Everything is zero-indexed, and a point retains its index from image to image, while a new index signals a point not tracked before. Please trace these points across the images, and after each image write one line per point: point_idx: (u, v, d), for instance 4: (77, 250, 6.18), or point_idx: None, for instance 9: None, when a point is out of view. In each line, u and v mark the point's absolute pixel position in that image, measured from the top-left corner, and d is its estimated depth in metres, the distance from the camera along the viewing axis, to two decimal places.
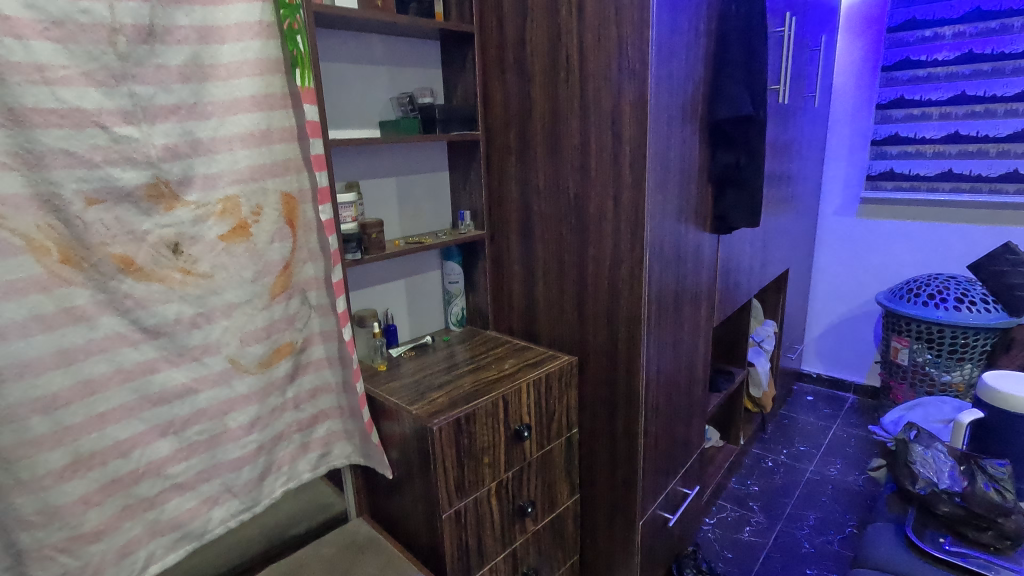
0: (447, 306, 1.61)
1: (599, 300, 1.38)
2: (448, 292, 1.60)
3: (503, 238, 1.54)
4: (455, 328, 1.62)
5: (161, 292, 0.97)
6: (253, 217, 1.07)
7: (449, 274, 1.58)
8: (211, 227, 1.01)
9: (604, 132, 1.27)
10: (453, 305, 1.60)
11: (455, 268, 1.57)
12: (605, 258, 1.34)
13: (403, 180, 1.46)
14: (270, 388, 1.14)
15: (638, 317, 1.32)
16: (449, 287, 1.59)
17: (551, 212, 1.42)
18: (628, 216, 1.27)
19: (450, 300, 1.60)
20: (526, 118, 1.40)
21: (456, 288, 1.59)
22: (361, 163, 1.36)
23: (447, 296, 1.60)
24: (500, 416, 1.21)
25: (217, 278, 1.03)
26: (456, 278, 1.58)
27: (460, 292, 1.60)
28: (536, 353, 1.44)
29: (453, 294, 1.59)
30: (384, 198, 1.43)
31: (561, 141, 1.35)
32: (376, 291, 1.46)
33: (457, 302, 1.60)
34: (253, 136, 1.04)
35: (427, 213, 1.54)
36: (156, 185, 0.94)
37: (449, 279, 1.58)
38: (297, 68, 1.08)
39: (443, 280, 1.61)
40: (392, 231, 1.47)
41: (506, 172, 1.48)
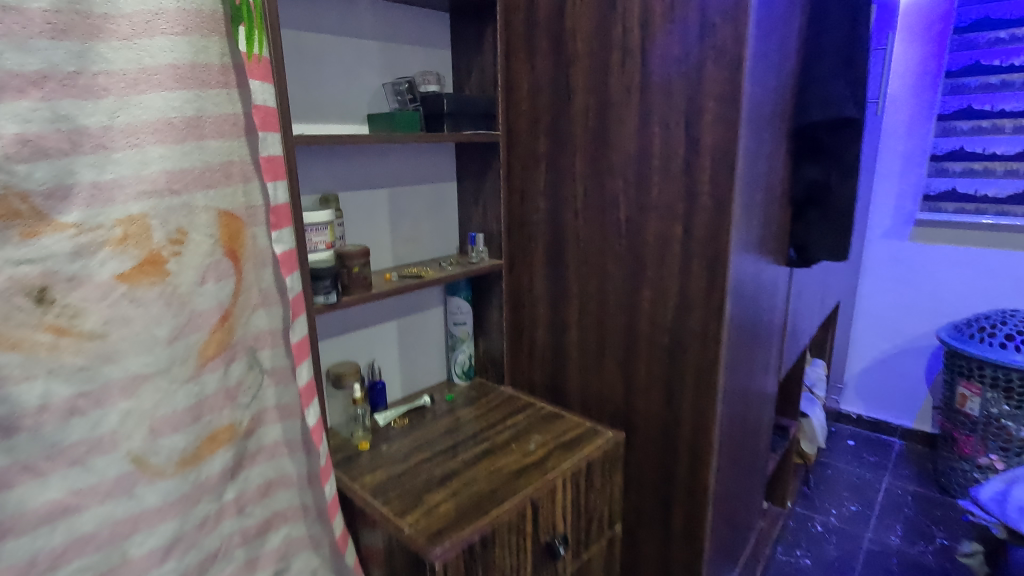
0: (451, 353, 1.26)
1: (656, 359, 1.04)
2: (453, 335, 1.24)
3: (524, 270, 1.20)
4: (459, 382, 1.27)
5: (14, 368, 0.60)
6: (173, 247, 0.71)
7: (453, 313, 1.23)
8: (102, 263, 0.65)
9: (673, 136, 0.93)
10: (460, 353, 1.25)
11: (462, 306, 1.22)
12: (669, 305, 1.00)
13: (397, 192, 1.12)
14: (198, 493, 0.77)
15: (712, 387, 0.97)
16: (454, 329, 1.24)
17: (591, 240, 1.08)
18: (706, 251, 0.93)
19: (456, 347, 1.25)
20: (563, 115, 1.06)
21: (463, 331, 1.24)
22: (341, 171, 1.02)
23: (452, 341, 1.25)
24: (527, 530, 0.86)
25: (112, 339, 0.67)
26: (464, 317, 1.23)
27: (468, 336, 1.25)
28: (569, 425, 1.08)
29: (459, 339, 1.24)
30: (371, 217, 1.08)
31: (611, 146, 1.01)
32: (359, 338, 1.11)
33: (464, 349, 1.25)
34: (173, 127, 0.69)
35: (427, 237, 1.19)
36: (4, 195, 0.58)
37: (455, 320, 1.23)
38: (241, 25, 0.75)
39: (446, 320, 1.26)
40: (382, 258, 1.12)
41: (530, 186, 1.14)
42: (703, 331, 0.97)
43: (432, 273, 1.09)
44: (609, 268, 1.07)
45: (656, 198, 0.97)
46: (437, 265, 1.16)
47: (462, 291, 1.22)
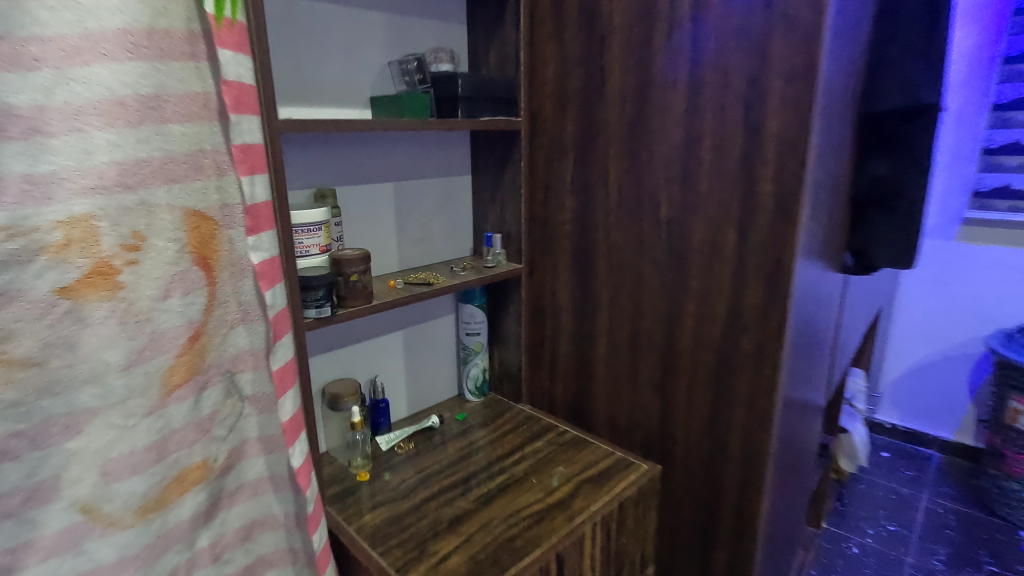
0: (464, 366, 1.13)
1: (699, 381, 0.90)
2: (465, 346, 1.12)
3: (546, 275, 1.06)
4: (472, 398, 1.14)
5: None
6: (128, 254, 0.58)
7: (465, 322, 1.10)
8: (38, 271, 0.52)
9: (730, 123, 0.78)
10: (473, 366, 1.12)
11: (475, 314, 1.09)
12: (718, 319, 0.86)
13: (405, 186, 0.99)
14: (165, 544, 0.65)
15: (768, 416, 0.83)
16: (466, 340, 1.11)
17: (625, 243, 0.94)
18: (764, 260, 0.79)
19: (469, 360, 1.12)
20: (595, 99, 0.92)
21: (477, 342, 1.11)
22: (339, 162, 0.89)
23: (465, 353, 1.12)
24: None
25: (53, 367, 0.54)
26: (478, 327, 1.10)
27: (482, 347, 1.12)
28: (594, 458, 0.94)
29: (472, 350, 1.11)
30: (374, 215, 0.95)
31: (652, 135, 0.86)
32: (360, 351, 0.98)
33: (478, 362, 1.12)
34: (127, 108, 0.56)
35: (437, 237, 1.06)
36: None
37: (467, 329, 1.10)
38: None
39: (458, 329, 1.13)
40: (387, 261, 0.99)
41: (555, 180, 1.00)
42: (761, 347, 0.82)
43: (443, 279, 0.96)
44: (648, 276, 0.92)
45: (707, 196, 0.83)
46: (447, 268, 1.03)
47: (476, 297, 1.08)
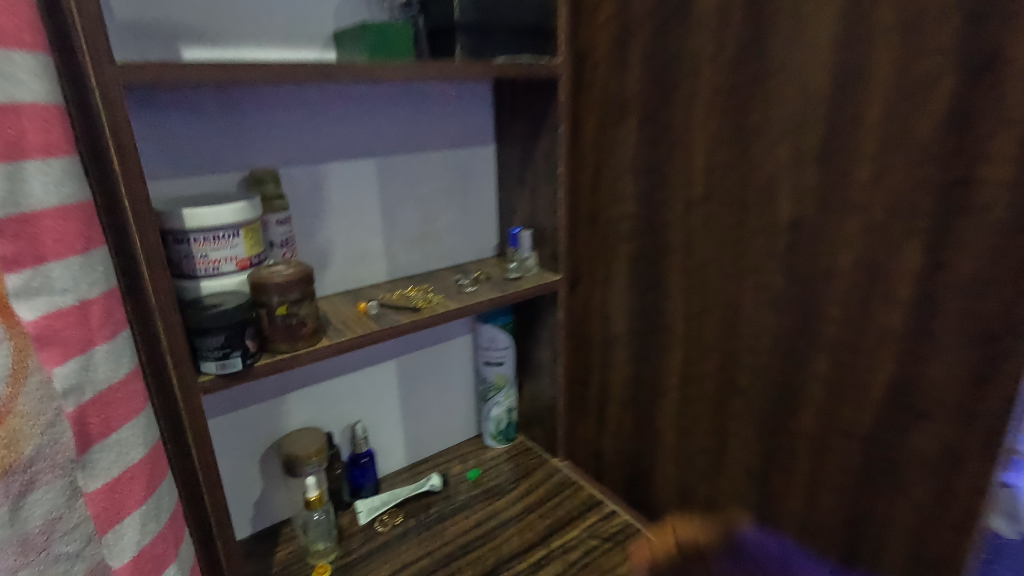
0: (483, 405, 0.85)
1: (824, 487, 0.54)
2: (485, 380, 0.84)
3: (596, 293, 0.74)
4: (495, 444, 0.87)
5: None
6: None
7: (484, 348, 0.82)
8: None
9: (931, 51, 0.41)
10: (495, 406, 0.84)
11: (498, 339, 0.81)
12: (868, 400, 0.50)
13: (396, 163, 0.70)
14: None
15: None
16: (486, 371, 0.83)
17: (716, 259, 0.59)
18: (982, 311, 0.41)
19: (489, 398, 0.84)
20: (672, 25, 0.57)
21: (501, 375, 0.83)
22: (280, 133, 0.61)
23: (485, 389, 0.84)
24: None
25: None
26: (501, 355, 0.82)
27: (508, 383, 0.84)
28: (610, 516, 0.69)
29: (493, 385, 0.83)
30: (349, 208, 0.67)
31: (768, 81, 0.51)
32: (336, 390, 0.73)
33: (502, 401, 0.84)
34: None
35: (445, 235, 0.77)
36: None
37: (487, 359, 0.82)
38: None
39: (476, 355, 0.85)
40: (374, 269, 0.71)
41: (609, 157, 0.67)
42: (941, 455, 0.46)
43: (442, 298, 0.67)
44: (754, 315, 0.57)
45: (873, 189, 0.46)
46: (455, 278, 0.73)
47: (501, 319, 0.80)
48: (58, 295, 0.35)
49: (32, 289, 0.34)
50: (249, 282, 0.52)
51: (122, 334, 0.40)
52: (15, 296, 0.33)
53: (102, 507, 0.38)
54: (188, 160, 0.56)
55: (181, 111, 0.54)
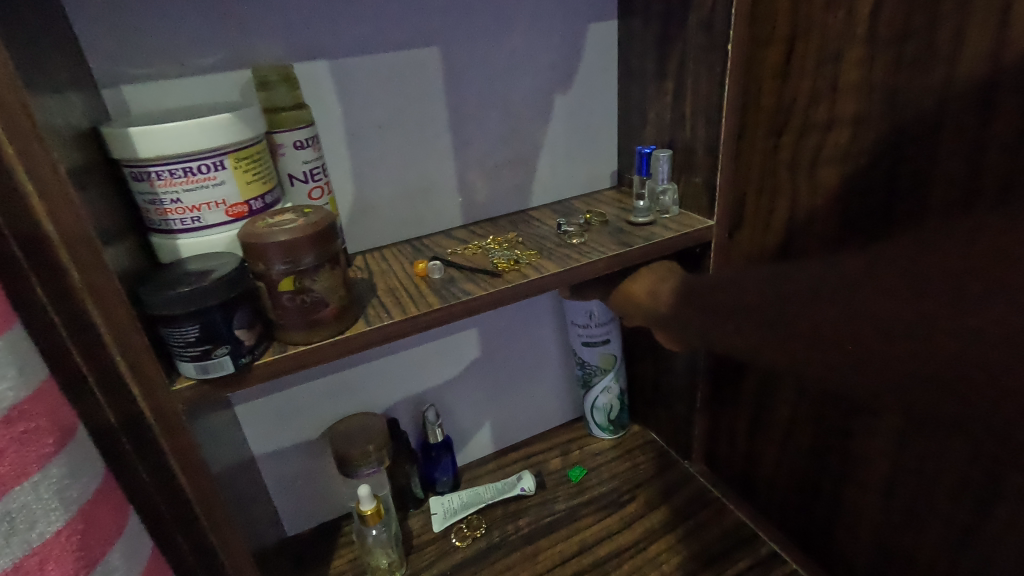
0: (588, 393, 0.65)
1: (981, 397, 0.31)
2: (588, 365, 0.63)
3: (771, 244, 0.48)
4: (606, 434, 0.67)
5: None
6: None
7: (578, 325, 0.61)
8: None
9: None
10: (606, 394, 0.65)
11: (598, 314, 0.60)
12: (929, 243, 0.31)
13: (472, 50, 0.47)
14: None
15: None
16: (587, 353, 0.62)
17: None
18: None
19: (595, 385, 0.64)
20: None
21: (608, 358, 0.62)
22: (291, 8, 0.41)
23: (587, 374, 0.64)
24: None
25: None
26: (602, 333, 0.61)
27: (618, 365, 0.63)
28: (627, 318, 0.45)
29: (599, 371, 0.63)
30: (402, 122, 0.47)
31: None
32: (401, 365, 0.57)
33: (613, 387, 0.64)
34: None
35: (542, 157, 0.55)
36: None
37: (584, 338, 0.61)
38: None
39: (566, 329, 0.64)
40: (443, 208, 0.52)
41: (819, 21, 0.39)
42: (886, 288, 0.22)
43: (533, 255, 0.45)
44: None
45: None
46: (554, 223, 0.52)
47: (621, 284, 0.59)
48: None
49: None
50: (241, 241, 0.34)
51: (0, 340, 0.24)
52: None
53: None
54: (169, 50, 0.38)
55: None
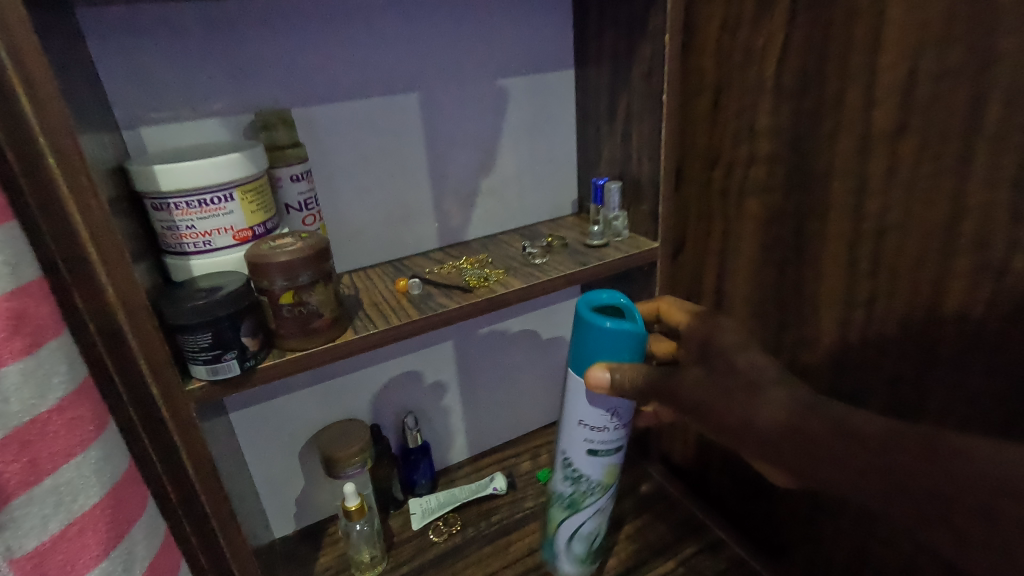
0: (567, 536, 0.53)
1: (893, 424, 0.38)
2: (591, 481, 0.50)
3: (709, 262, 0.55)
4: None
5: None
6: None
7: (594, 430, 0.47)
8: None
9: None
10: (590, 539, 0.53)
11: (623, 411, 0.47)
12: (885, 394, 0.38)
13: (447, 95, 0.54)
14: None
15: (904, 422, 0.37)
16: (591, 464, 0.49)
17: (949, 404, 0.38)
18: None
19: (586, 530, 0.52)
20: None
21: (613, 471, 0.50)
22: (289, 61, 0.47)
23: (578, 513, 0.51)
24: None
25: None
26: (616, 438, 0.48)
27: (614, 489, 0.52)
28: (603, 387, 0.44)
29: (598, 500, 0.51)
30: (386, 157, 0.53)
31: None
32: (383, 375, 0.62)
33: (603, 527, 0.54)
34: None
35: (510, 187, 0.61)
36: None
37: (599, 445, 0.48)
38: None
39: (562, 428, 0.50)
40: (421, 233, 0.58)
41: (738, 78, 0.47)
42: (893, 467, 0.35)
43: (501, 275, 0.52)
44: (971, 317, 0.36)
45: None
46: (521, 246, 0.58)
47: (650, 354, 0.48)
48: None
49: None
50: (250, 258, 0.39)
51: (55, 342, 0.29)
52: None
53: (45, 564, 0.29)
54: (182, 99, 0.44)
55: (157, 37, 0.42)
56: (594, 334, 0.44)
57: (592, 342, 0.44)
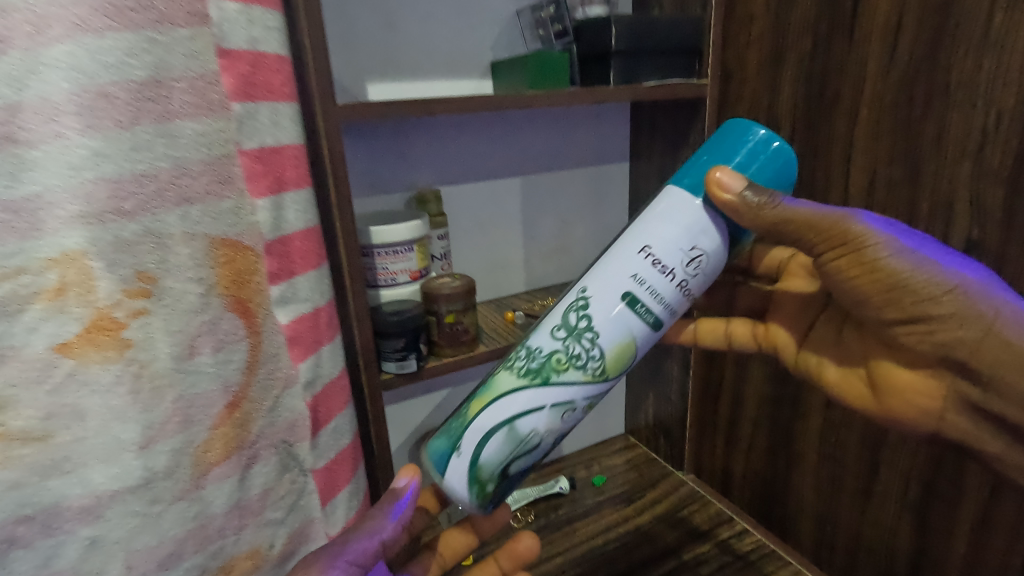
0: (498, 422, 0.45)
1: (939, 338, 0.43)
2: (593, 347, 0.44)
3: None
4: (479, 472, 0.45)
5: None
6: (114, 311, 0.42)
7: (657, 267, 0.43)
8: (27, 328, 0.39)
9: None
10: (517, 447, 0.45)
11: (703, 260, 0.44)
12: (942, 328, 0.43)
13: (540, 180, 0.74)
14: None
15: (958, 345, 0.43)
16: (618, 321, 0.44)
17: None
18: None
19: (524, 427, 0.44)
20: (836, 52, 0.57)
21: (621, 353, 0.45)
22: (439, 156, 0.66)
23: (532, 398, 0.44)
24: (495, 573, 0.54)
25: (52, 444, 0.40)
26: (662, 299, 0.44)
27: (596, 392, 0.46)
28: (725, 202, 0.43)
29: (572, 382, 0.44)
30: (494, 223, 0.72)
31: (947, 107, 0.49)
32: None
33: (545, 446, 0.46)
34: (114, 102, 0.39)
35: (578, 247, 0.80)
36: None
37: (647, 289, 0.44)
38: None
39: (619, 249, 0.45)
40: (513, 279, 0.76)
41: None
42: (981, 338, 0.42)
43: None
44: None
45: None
46: None
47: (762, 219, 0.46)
48: (304, 302, 0.53)
49: (286, 298, 0.51)
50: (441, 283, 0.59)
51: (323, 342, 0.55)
52: (275, 307, 0.50)
53: (313, 414, 0.55)
54: (368, 180, 0.63)
55: (358, 138, 0.61)
56: (736, 138, 0.44)
57: (732, 145, 0.44)
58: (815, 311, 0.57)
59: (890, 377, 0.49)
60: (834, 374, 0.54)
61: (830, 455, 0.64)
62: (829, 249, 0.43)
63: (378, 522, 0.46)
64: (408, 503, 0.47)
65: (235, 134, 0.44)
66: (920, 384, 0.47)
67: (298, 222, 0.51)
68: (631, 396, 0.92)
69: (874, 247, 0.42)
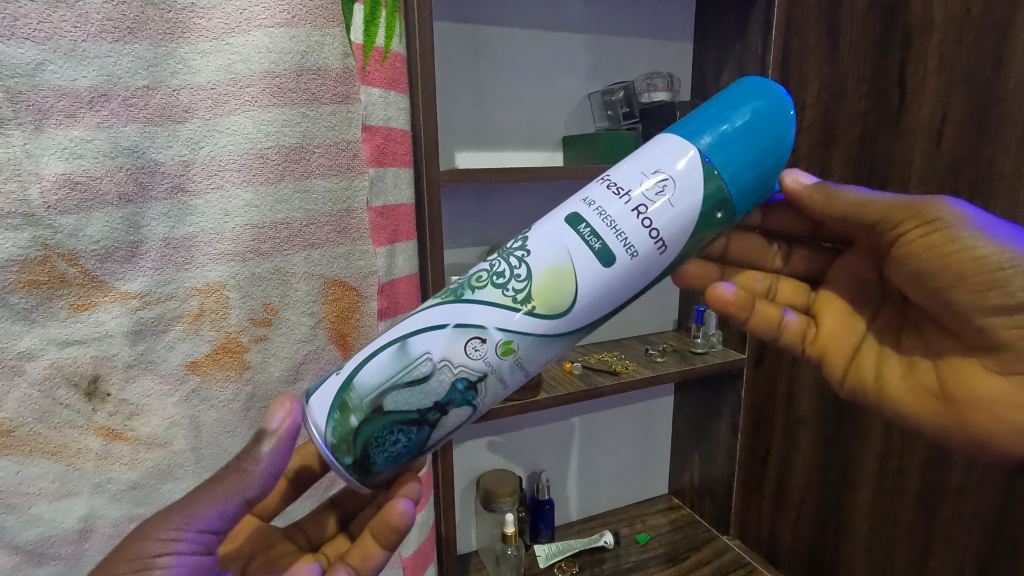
0: (390, 339, 0.37)
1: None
2: (520, 266, 0.37)
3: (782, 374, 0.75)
4: (336, 406, 0.36)
5: (41, 481, 0.41)
6: (246, 338, 0.49)
7: (610, 189, 0.37)
8: (171, 350, 0.45)
9: None
10: (400, 373, 0.36)
11: (671, 189, 0.36)
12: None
13: None
14: None
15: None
16: (551, 241, 0.37)
17: (964, 483, 0.56)
18: None
19: (416, 347, 0.36)
20: (884, 142, 0.62)
21: (554, 284, 0.36)
22: (512, 217, 0.73)
23: (435, 317, 0.37)
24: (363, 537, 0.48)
25: (178, 448, 0.46)
26: (616, 227, 0.36)
27: (522, 327, 0.36)
28: (793, 202, 0.48)
29: (488, 301, 0.36)
30: None
31: (991, 194, 0.53)
32: (530, 439, 0.82)
33: (437, 385, 0.36)
34: (267, 162, 0.47)
35: (632, 307, 0.85)
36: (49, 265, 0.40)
37: (595, 209, 0.36)
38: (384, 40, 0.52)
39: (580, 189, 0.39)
40: None
41: None
42: None
43: (635, 365, 0.74)
44: None
45: None
46: (642, 348, 0.81)
47: (756, 201, 0.39)
48: None
49: None
50: None
51: None
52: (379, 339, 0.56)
53: None
54: (450, 232, 0.70)
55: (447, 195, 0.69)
56: (752, 93, 0.38)
57: (741, 98, 0.38)
58: (863, 322, 0.53)
59: (971, 387, 0.44)
60: (898, 384, 0.49)
61: (882, 525, 0.65)
62: (933, 226, 0.42)
63: (249, 475, 0.37)
64: (290, 438, 0.38)
65: (366, 193, 0.52)
66: (1015, 395, 0.42)
67: (404, 268, 0.59)
68: (676, 456, 0.93)
69: (981, 231, 0.41)
